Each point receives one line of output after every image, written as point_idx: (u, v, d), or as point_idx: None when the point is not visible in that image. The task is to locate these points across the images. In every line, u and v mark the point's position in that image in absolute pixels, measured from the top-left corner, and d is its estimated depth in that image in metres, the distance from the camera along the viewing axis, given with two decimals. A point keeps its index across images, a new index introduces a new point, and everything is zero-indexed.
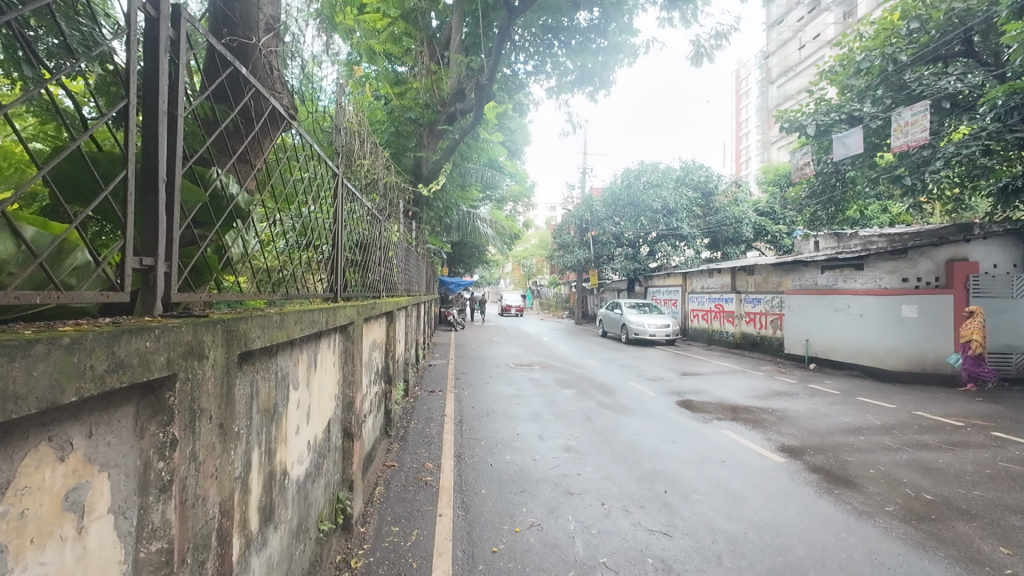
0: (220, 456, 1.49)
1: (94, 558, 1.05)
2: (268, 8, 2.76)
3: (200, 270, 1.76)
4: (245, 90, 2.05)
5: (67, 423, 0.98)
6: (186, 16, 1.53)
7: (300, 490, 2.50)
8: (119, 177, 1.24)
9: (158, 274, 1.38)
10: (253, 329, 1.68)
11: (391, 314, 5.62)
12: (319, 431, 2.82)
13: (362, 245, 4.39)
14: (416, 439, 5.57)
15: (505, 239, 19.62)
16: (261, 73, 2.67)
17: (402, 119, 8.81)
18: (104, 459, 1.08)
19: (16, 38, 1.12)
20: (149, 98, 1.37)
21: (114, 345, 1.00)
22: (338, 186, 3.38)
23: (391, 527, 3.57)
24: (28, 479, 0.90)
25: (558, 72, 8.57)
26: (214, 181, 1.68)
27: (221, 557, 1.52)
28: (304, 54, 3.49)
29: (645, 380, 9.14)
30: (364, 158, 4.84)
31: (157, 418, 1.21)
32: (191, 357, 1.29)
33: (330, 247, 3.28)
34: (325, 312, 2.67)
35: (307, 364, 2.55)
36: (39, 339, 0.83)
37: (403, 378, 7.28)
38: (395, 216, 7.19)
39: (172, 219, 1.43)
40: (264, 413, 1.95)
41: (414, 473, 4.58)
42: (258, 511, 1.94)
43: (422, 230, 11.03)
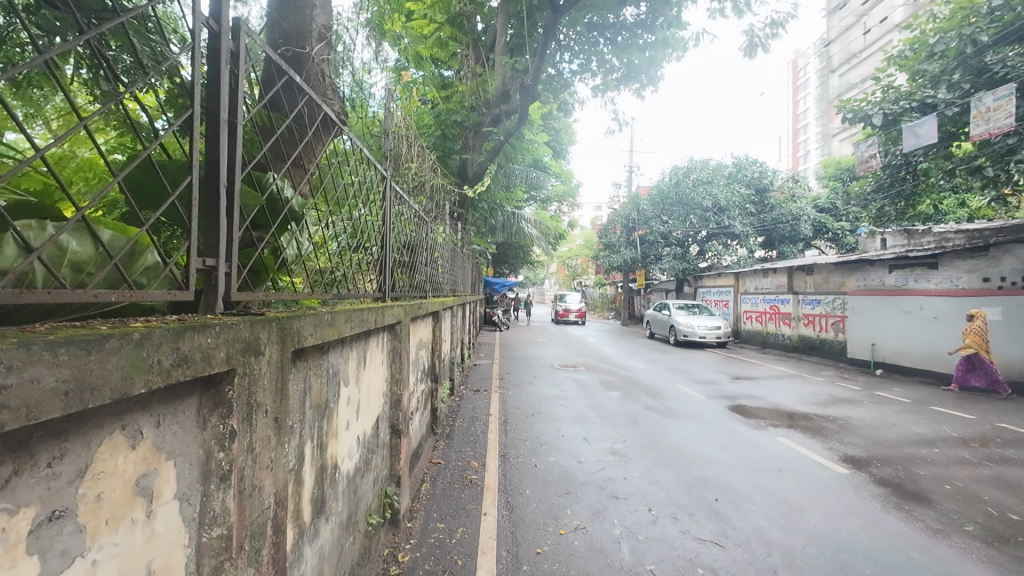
0: (276, 449, 1.56)
1: (161, 541, 1.12)
2: (320, 17, 2.88)
3: (258, 271, 1.84)
4: (299, 98, 2.14)
5: (138, 413, 1.05)
6: (246, 30, 1.60)
7: (350, 484, 2.58)
8: (184, 183, 1.32)
9: (219, 274, 1.46)
10: (306, 327, 1.74)
11: (437, 314, 5.72)
12: (368, 427, 2.89)
13: (410, 246, 4.50)
14: (460, 438, 5.63)
15: (550, 239, 19.58)
16: (314, 81, 2.78)
17: (449, 122, 9.00)
18: (170, 448, 1.15)
19: (96, 57, 1.22)
20: (211, 107, 1.45)
21: (178, 340, 1.06)
22: (386, 189, 3.46)
23: (437, 524, 3.63)
24: (103, 465, 0.96)
25: (604, 69, 8.45)
26: (271, 185, 1.76)
27: (276, 546, 1.59)
28: (356, 62, 3.58)
29: (694, 383, 8.87)
30: (412, 161, 4.97)
31: (217, 411, 1.28)
32: (249, 353, 1.36)
33: (379, 249, 3.37)
34: (374, 312, 2.74)
35: (357, 362, 2.63)
36: (112, 334, 0.89)
37: (449, 377, 7.38)
38: (442, 218, 7.29)
39: (233, 223, 1.51)
40: (316, 408, 2.03)
41: (459, 471, 4.64)
42: (310, 502, 2.02)
43: (467, 231, 11.17)
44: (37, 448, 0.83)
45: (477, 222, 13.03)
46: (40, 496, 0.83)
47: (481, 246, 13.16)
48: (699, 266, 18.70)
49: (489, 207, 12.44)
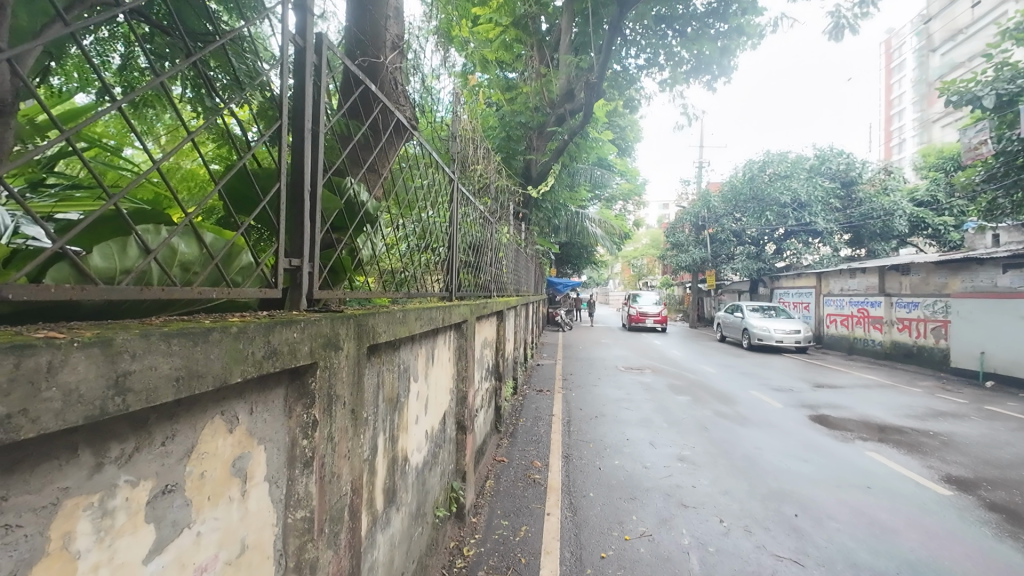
0: (353, 439, 1.64)
1: (254, 518, 1.22)
2: (393, 27, 3.01)
3: (336, 270, 1.95)
4: (374, 106, 2.25)
5: (234, 400, 1.15)
6: (328, 43, 1.71)
7: (419, 476, 2.68)
8: (273, 189, 1.43)
9: (303, 273, 1.56)
10: (380, 324, 1.83)
11: (501, 313, 5.80)
12: (435, 422, 2.98)
13: (476, 246, 4.60)
14: (524, 437, 5.67)
15: (614, 238, 19.23)
16: (388, 89, 2.92)
17: (513, 124, 9.15)
18: (262, 433, 1.25)
19: (200, 77, 1.35)
20: (297, 118, 1.56)
21: (269, 334, 1.15)
22: (453, 191, 3.56)
23: (501, 521, 3.68)
24: (206, 446, 1.06)
25: (673, 63, 8.17)
26: (348, 190, 1.86)
27: (353, 530, 1.68)
28: (425, 69, 3.71)
29: (770, 390, 8.37)
30: (478, 163, 5.08)
31: (302, 401, 1.37)
32: (329, 348, 1.44)
33: (447, 250, 3.47)
34: (442, 311, 2.83)
35: (425, 359, 2.72)
36: (215, 327, 0.98)
37: (513, 376, 7.44)
38: (506, 219, 7.36)
39: (315, 225, 1.61)
40: (388, 402, 2.12)
41: (523, 469, 4.67)
42: (383, 491, 2.11)
43: (530, 231, 11.25)
44: (155, 427, 0.93)
45: (540, 222, 13.02)
46: (155, 471, 0.93)
47: (545, 246, 13.13)
48: (776, 266, 17.63)
49: (553, 207, 12.41)
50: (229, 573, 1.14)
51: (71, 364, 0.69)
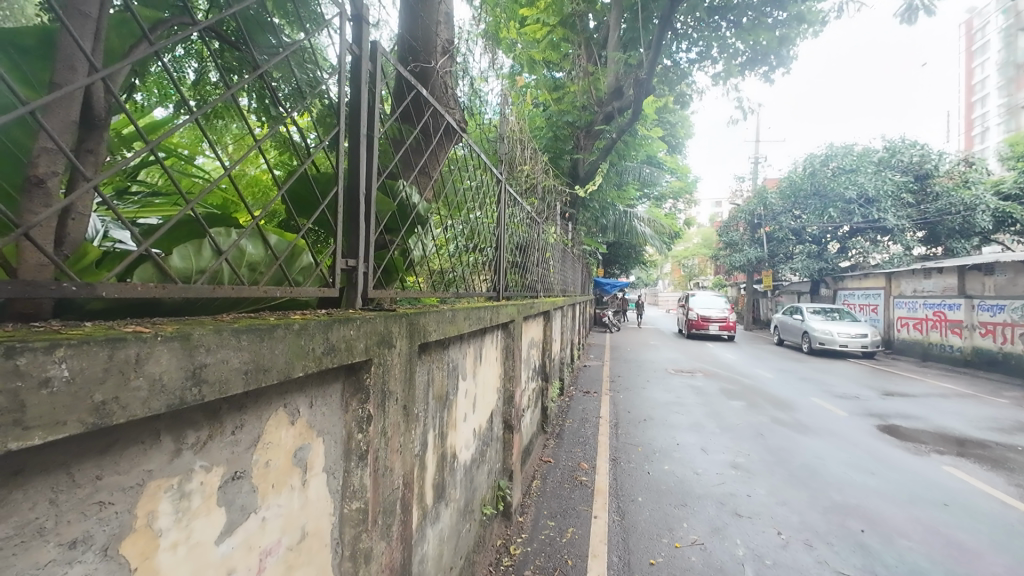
0: (404, 434, 1.69)
1: (313, 506, 1.28)
2: (444, 33, 3.08)
3: (389, 271, 2.02)
4: (425, 110, 2.30)
5: (296, 393, 1.21)
6: (381, 51, 1.76)
7: (467, 473, 2.72)
8: (332, 193, 1.50)
9: (359, 273, 1.63)
10: (430, 323, 1.87)
11: (548, 313, 5.80)
12: (483, 421, 3.02)
13: (523, 246, 4.63)
14: (570, 438, 5.63)
15: (664, 238, 18.76)
16: (438, 92, 2.98)
17: (560, 123, 9.17)
18: (320, 426, 1.31)
19: (265, 88, 1.43)
20: (353, 125, 1.62)
21: (328, 331, 1.20)
22: (501, 192, 3.60)
23: (547, 522, 3.67)
24: (271, 436, 1.12)
25: (726, 55, 7.89)
26: (401, 192, 1.91)
27: (405, 523, 1.73)
28: (473, 72, 3.76)
29: (833, 397, 7.90)
30: (525, 163, 5.12)
31: (357, 396, 1.43)
32: (383, 345, 1.49)
33: (494, 251, 3.50)
34: (489, 310, 2.85)
35: (474, 358, 2.76)
36: (280, 324, 1.03)
37: (559, 377, 7.41)
38: (553, 219, 7.36)
39: (370, 227, 1.67)
40: (438, 399, 2.16)
41: (569, 471, 4.64)
42: (432, 486, 2.16)
43: (577, 231, 11.18)
44: (225, 417, 0.99)
45: (588, 222, 12.90)
46: (227, 458, 0.99)
47: (592, 246, 12.99)
48: (840, 265, 16.63)
49: (600, 206, 12.28)
50: (292, 557, 1.20)
51: (153, 356, 0.74)
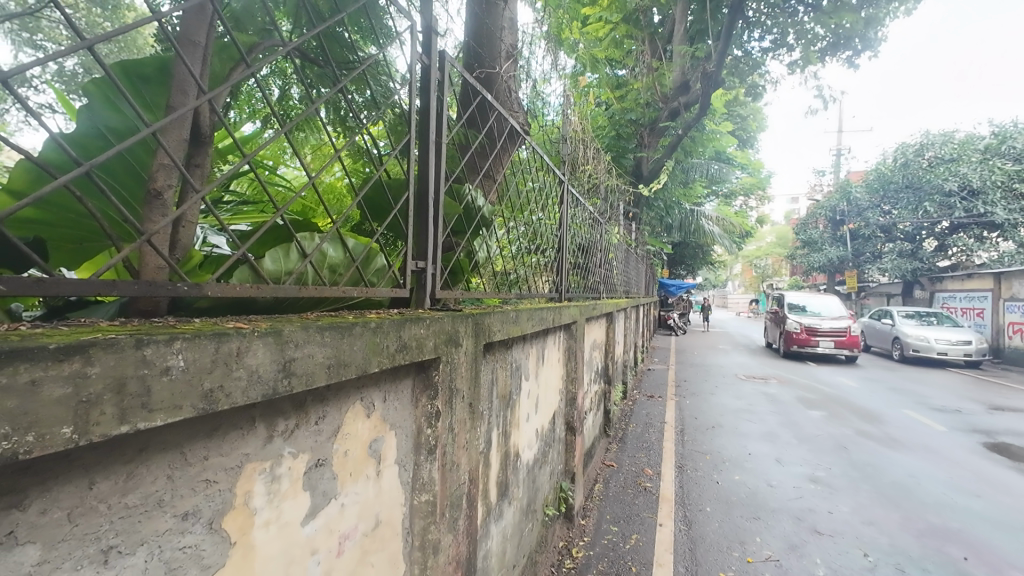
0: (470, 432, 1.74)
1: (386, 496, 1.35)
2: (507, 37, 3.12)
3: (455, 272, 2.09)
4: (490, 114, 2.34)
5: (371, 388, 1.28)
6: (449, 59, 1.82)
7: (529, 472, 2.74)
8: (403, 198, 1.58)
9: (427, 274, 1.69)
10: (495, 323, 1.91)
11: (611, 315, 5.72)
12: (546, 421, 3.03)
13: (585, 247, 4.59)
14: (634, 443, 5.51)
15: (734, 237, 17.90)
16: (502, 97, 3.03)
17: (624, 122, 9.17)
18: (393, 420, 1.38)
19: (343, 100, 1.53)
20: (422, 132, 1.69)
21: (401, 329, 1.26)
22: (563, 193, 3.59)
23: (610, 527, 3.62)
24: (350, 427, 1.20)
25: (804, 41, 7.41)
26: (467, 196, 1.97)
27: (470, 518, 1.77)
28: (535, 75, 3.77)
29: (929, 410, 7.18)
30: (587, 164, 5.09)
31: (427, 392, 1.49)
32: (450, 344, 1.54)
33: (556, 252, 3.51)
34: (552, 311, 2.86)
35: (536, 358, 2.78)
36: (359, 322, 1.10)
37: (622, 380, 7.26)
38: (616, 220, 7.26)
39: (437, 229, 1.74)
40: (502, 398, 2.20)
41: (632, 476, 4.54)
42: (496, 485, 2.19)
43: (641, 231, 10.92)
44: (309, 408, 1.06)
45: (652, 222, 12.57)
46: (312, 445, 1.07)
47: (657, 247, 12.60)
48: (937, 265, 15.08)
49: (665, 206, 11.92)
50: (366, 544, 1.27)
51: (250, 350, 0.81)
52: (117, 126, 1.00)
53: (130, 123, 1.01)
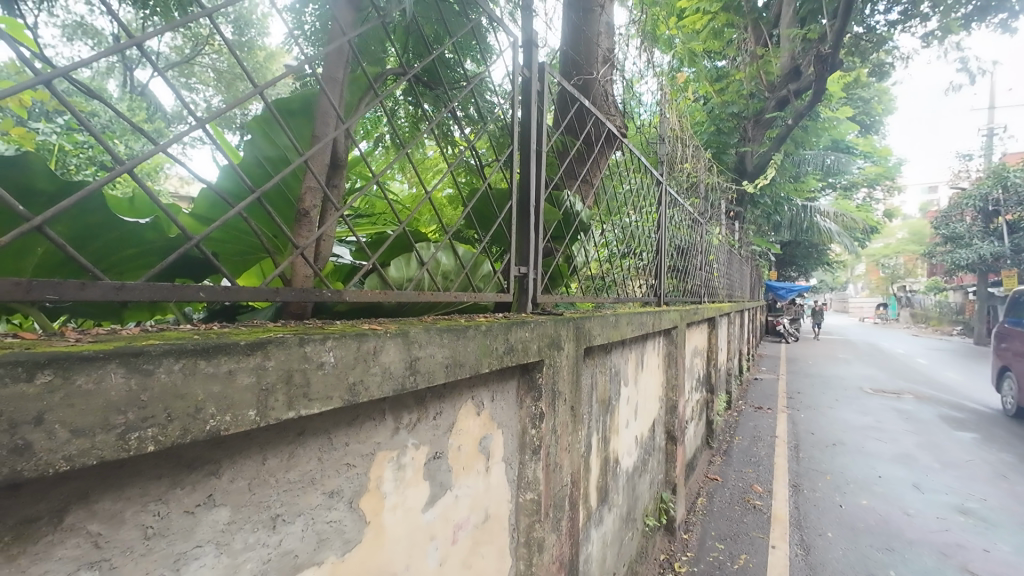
0: (572, 435, 1.76)
1: (493, 491, 1.42)
2: (604, 42, 3.11)
3: (555, 277, 2.13)
4: (587, 120, 2.33)
5: (480, 387, 1.35)
6: (548, 69, 1.87)
7: (629, 480, 2.70)
8: (507, 208, 1.65)
9: (529, 279, 1.74)
10: (595, 327, 1.92)
11: (714, 320, 5.43)
12: (645, 429, 2.97)
13: (683, 249, 4.41)
14: (740, 457, 5.16)
15: (856, 233, 16.07)
16: (600, 103, 3.03)
17: (724, 115, 8.65)
18: (500, 418, 1.44)
19: (451, 118, 1.63)
20: (524, 141, 1.76)
21: (508, 332, 1.32)
22: (661, 194, 3.49)
23: (715, 544, 3.43)
24: (463, 423, 1.28)
25: (942, 9, 6.51)
26: (566, 201, 2.00)
27: (573, 521, 1.79)
28: (629, 74, 3.69)
29: None
30: (685, 162, 4.89)
31: (531, 393, 1.53)
32: (553, 347, 1.58)
33: (653, 255, 3.42)
34: (651, 316, 2.80)
35: (635, 364, 2.73)
36: (471, 326, 1.18)
37: (726, 389, 6.84)
38: (717, 220, 6.89)
39: (537, 235, 1.79)
40: (601, 403, 2.20)
41: (739, 492, 4.25)
42: (596, 489, 2.19)
43: (745, 231, 10.22)
44: (429, 404, 1.15)
45: (757, 220, 11.73)
46: (431, 438, 1.16)
47: (764, 246, 11.69)
48: None
49: (773, 203, 11.06)
50: (477, 535, 1.35)
51: (384, 349, 0.91)
52: (272, 157, 1.17)
53: (282, 152, 1.18)
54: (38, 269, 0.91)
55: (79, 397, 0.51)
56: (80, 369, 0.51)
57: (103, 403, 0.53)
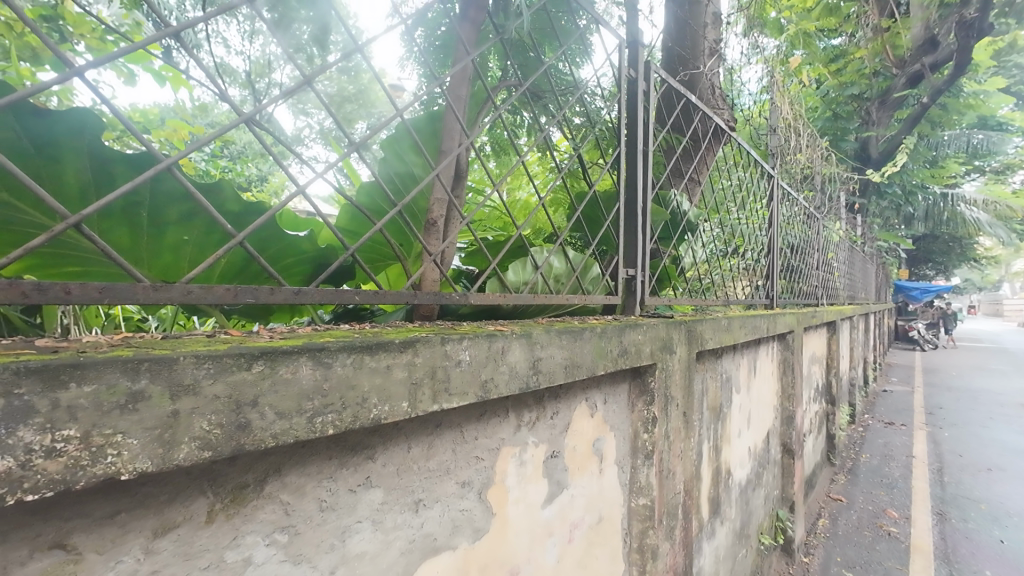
0: (684, 441, 1.71)
1: (606, 494, 1.42)
2: (710, 33, 2.97)
3: (663, 278, 2.09)
4: (694, 115, 2.25)
5: (593, 390, 1.36)
6: (655, 67, 1.83)
7: (742, 492, 2.54)
8: (615, 210, 1.65)
9: (637, 281, 1.72)
10: (707, 330, 1.85)
11: (834, 324, 4.93)
12: (759, 439, 2.78)
13: (798, 247, 4.06)
14: (869, 477, 4.63)
15: (1013, 224, 13.72)
16: (707, 96, 2.91)
17: (842, 98, 7.84)
18: (612, 421, 1.44)
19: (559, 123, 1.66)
20: (631, 142, 1.75)
21: (621, 335, 1.32)
22: (772, 189, 3.25)
23: (842, 570, 3.12)
24: (577, 424, 1.29)
25: None
26: (674, 200, 1.95)
27: (686, 530, 1.73)
28: (734, 64, 3.48)
29: None
30: (799, 153, 4.51)
31: (643, 397, 1.51)
32: (665, 351, 1.55)
33: (764, 254, 3.21)
34: (766, 319, 2.62)
35: (748, 370, 2.57)
36: (587, 329, 1.19)
37: (849, 401, 6.17)
38: (836, 214, 6.27)
39: (645, 235, 1.77)
40: (713, 410, 2.10)
41: (869, 516, 3.81)
42: (708, 500, 2.10)
43: (868, 225, 9.15)
44: (547, 404, 1.19)
45: (883, 213, 10.46)
46: (549, 437, 1.20)
47: (893, 241, 10.37)
48: None
49: (905, 192, 9.81)
50: (592, 536, 1.36)
51: (510, 349, 0.95)
52: (400, 173, 1.28)
53: (410, 169, 1.28)
54: (223, 276, 1.09)
55: (281, 384, 0.60)
56: (282, 360, 0.60)
57: (297, 391, 0.62)
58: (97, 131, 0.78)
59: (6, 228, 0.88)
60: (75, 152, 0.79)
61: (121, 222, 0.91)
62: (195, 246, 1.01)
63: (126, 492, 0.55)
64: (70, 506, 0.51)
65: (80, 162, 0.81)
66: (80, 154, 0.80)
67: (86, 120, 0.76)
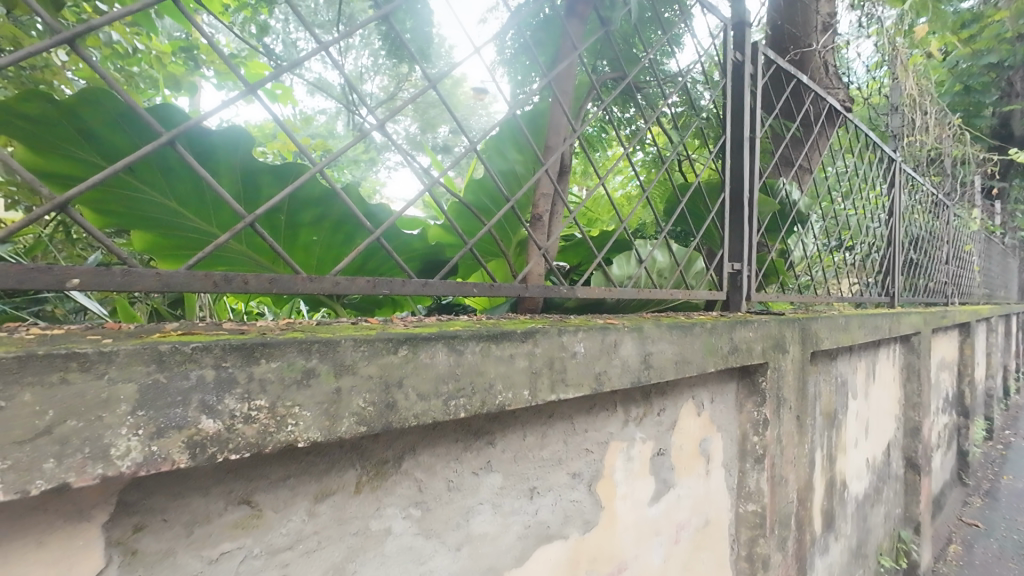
0: (797, 447, 1.59)
1: (712, 497, 1.36)
2: (823, 7, 2.73)
3: (770, 273, 1.96)
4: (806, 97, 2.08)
5: (700, 388, 1.31)
6: (762, 48, 1.72)
7: (858, 507, 2.32)
8: (720, 201, 1.57)
9: (744, 276, 1.62)
10: (822, 330, 1.71)
11: (968, 325, 4.34)
12: (878, 451, 2.53)
13: (923, 239, 3.64)
14: (1012, 501, 4.02)
15: None
16: (819, 76, 2.68)
17: (977, 68, 6.89)
18: (719, 421, 1.38)
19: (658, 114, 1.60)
20: (736, 129, 1.65)
21: (731, 331, 1.26)
22: (895, 175, 2.93)
23: None
24: (684, 422, 1.25)
25: None
26: (783, 189, 1.82)
27: (798, 542, 1.62)
28: (849, 39, 3.19)
29: None
30: (924, 133, 4.03)
31: (752, 398, 1.43)
32: (777, 350, 1.45)
33: (884, 247, 2.90)
34: (888, 319, 2.37)
35: (867, 374, 2.35)
36: (696, 324, 1.15)
37: (985, 414, 5.41)
38: (969, 202, 5.51)
39: (751, 228, 1.66)
40: (827, 416, 1.94)
41: (1015, 546, 3.32)
42: (821, 513, 1.94)
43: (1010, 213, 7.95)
44: (653, 400, 1.16)
45: None
46: (656, 434, 1.17)
47: None
48: None
49: None
50: (698, 539, 1.31)
51: (622, 342, 0.95)
52: (504, 170, 1.32)
53: (511, 166, 1.32)
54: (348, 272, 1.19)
55: (421, 368, 0.65)
56: (423, 345, 0.64)
57: (434, 374, 0.66)
58: (247, 147, 0.88)
59: (175, 233, 1.02)
60: (229, 165, 0.89)
61: (266, 224, 1.02)
62: (324, 245, 1.11)
63: (295, 458, 0.62)
64: (255, 468, 0.58)
65: (233, 173, 0.92)
66: (233, 167, 0.90)
67: (238, 137, 0.85)
